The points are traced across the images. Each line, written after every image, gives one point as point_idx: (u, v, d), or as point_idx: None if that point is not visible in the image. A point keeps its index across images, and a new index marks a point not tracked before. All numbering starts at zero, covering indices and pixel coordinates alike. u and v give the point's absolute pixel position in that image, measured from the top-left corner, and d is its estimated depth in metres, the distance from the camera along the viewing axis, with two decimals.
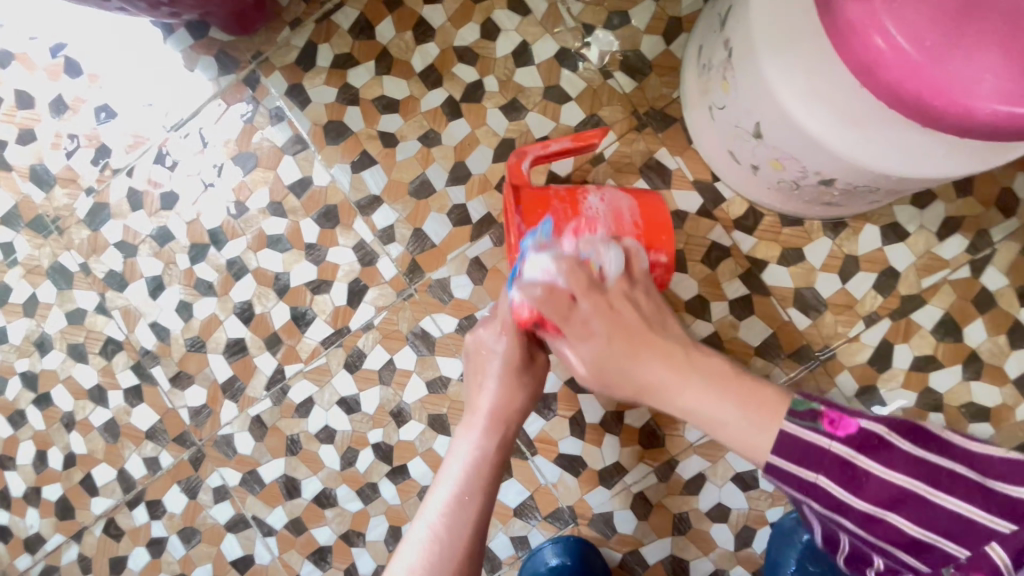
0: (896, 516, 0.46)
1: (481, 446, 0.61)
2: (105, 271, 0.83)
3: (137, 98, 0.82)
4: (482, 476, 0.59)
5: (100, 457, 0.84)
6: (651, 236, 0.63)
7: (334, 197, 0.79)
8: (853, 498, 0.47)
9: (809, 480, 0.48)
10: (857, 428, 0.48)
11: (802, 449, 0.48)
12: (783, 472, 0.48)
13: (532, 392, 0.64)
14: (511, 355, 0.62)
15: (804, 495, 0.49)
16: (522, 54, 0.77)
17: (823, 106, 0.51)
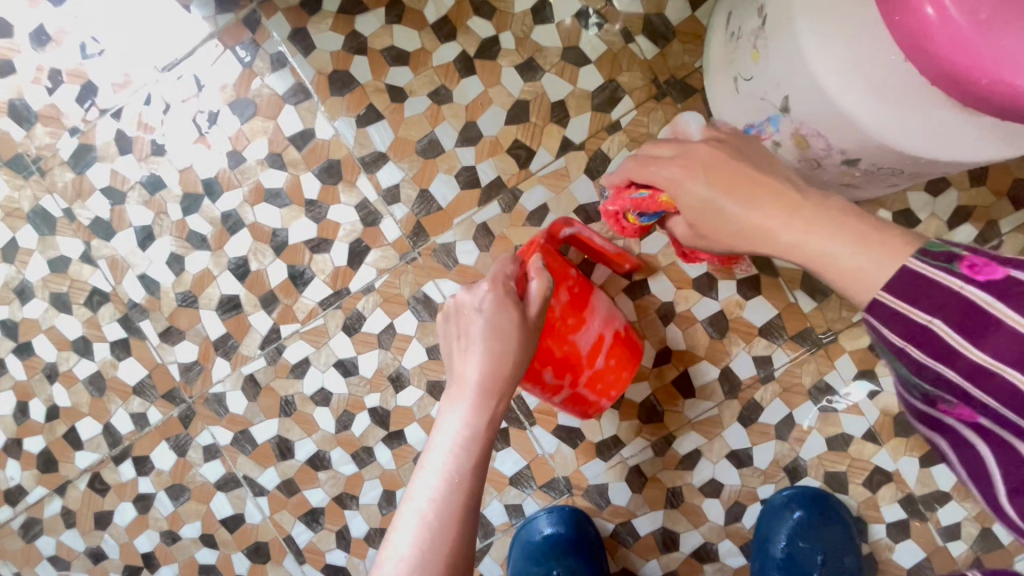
0: (1015, 374, 0.33)
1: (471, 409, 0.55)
2: (91, 218, 0.78)
3: (125, 33, 0.76)
4: (475, 442, 0.54)
5: (85, 411, 0.81)
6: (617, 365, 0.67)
7: (337, 151, 0.76)
8: (967, 348, 0.34)
9: (973, 302, 0.34)
10: (1004, 317, 0.33)
11: (923, 294, 0.35)
12: (898, 322, 0.36)
13: (529, 343, 0.57)
14: (493, 308, 0.57)
15: (938, 359, 0.36)
16: (542, 11, 0.73)
17: (856, 79, 0.49)
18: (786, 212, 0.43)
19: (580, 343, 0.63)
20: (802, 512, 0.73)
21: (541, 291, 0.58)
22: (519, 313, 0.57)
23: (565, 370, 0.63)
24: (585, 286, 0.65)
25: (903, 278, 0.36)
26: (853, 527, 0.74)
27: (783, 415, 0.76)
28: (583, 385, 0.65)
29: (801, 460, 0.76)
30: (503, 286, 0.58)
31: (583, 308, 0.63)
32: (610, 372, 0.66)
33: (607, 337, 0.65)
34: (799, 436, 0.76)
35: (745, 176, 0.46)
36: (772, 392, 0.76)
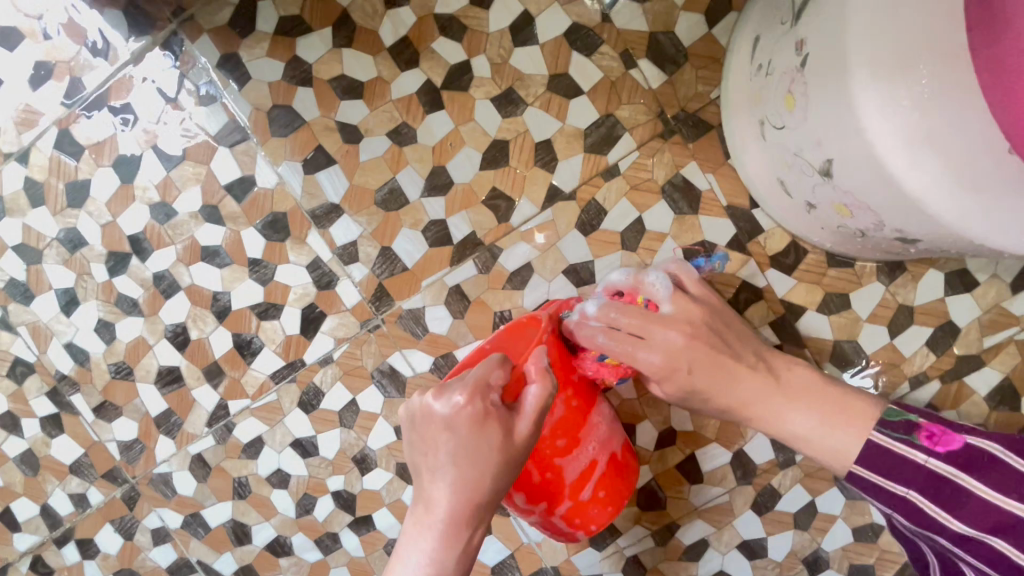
0: (997, 541, 0.43)
1: (438, 555, 0.42)
2: (5, 279, 0.68)
3: (25, 61, 0.64)
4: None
5: (20, 490, 0.73)
6: (620, 483, 0.56)
7: (282, 202, 0.64)
8: (946, 518, 0.45)
9: (937, 474, 0.46)
10: (961, 445, 0.46)
11: (891, 467, 0.47)
12: (866, 486, 0.48)
13: (514, 473, 0.44)
14: (469, 425, 0.43)
15: (893, 509, 0.48)
16: (523, 30, 0.60)
17: (931, 159, 0.37)
18: (776, 403, 0.51)
19: (566, 468, 0.54)
20: None
21: (540, 401, 0.45)
22: (504, 432, 0.43)
23: (542, 498, 0.54)
24: (587, 397, 0.56)
25: (867, 454, 0.47)
26: None
27: (804, 502, 0.66)
28: (558, 518, 0.56)
29: (822, 552, 0.67)
30: (484, 399, 0.44)
31: (579, 427, 0.54)
32: (602, 502, 0.56)
33: (601, 463, 0.55)
34: (822, 526, 0.66)
35: (712, 362, 0.52)
36: (792, 477, 0.66)
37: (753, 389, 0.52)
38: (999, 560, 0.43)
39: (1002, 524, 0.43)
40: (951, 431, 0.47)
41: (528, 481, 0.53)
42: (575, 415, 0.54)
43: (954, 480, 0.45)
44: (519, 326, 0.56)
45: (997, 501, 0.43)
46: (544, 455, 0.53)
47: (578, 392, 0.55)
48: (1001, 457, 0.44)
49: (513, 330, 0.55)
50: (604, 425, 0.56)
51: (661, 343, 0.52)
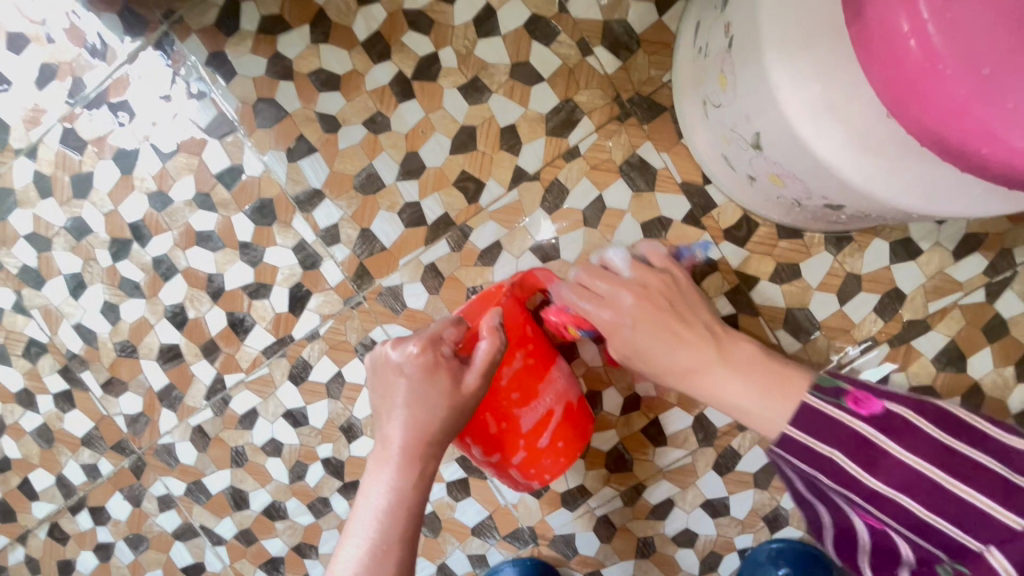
0: (908, 500, 0.45)
1: (395, 483, 0.48)
2: (19, 266, 0.74)
3: (31, 64, 0.69)
4: (401, 516, 0.47)
5: (36, 462, 0.79)
6: (571, 433, 0.62)
7: (269, 189, 0.69)
8: (863, 476, 0.46)
9: (862, 437, 0.46)
10: (880, 409, 0.47)
11: (816, 428, 0.47)
12: (794, 449, 0.48)
13: (462, 417, 0.50)
14: (422, 371, 0.49)
15: (813, 469, 0.48)
16: (486, 22, 0.64)
17: (836, 128, 0.41)
18: (718, 372, 0.53)
19: (524, 418, 0.59)
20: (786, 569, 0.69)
21: (489, 356, 0.50)
22: (453, 380, 0.49)
23: (496, 448, 0.61)
24: (543, 356, 0.60)
25: (801, 415, 0.48)
26: None
27: (763, 462, 0.70)
28: (513, 467, 0.62)
29: (781, 510, 0.71)
30: (435, 350, 0.50)
31: (536, 381, 0.59)
32: (554, 450, 0.62)
33: (556, 413, 0.61)
34: (780, 485, 0.70)
35: (658, 323, 0.56)
36: (751, 439, 0.70)
37: (696, 356, 0.54)
38: (907, 514, 0.46)
39: (918, 479, 0.44)
40: (873, 396, 0.48)
41: (486, 431, 0.59)
42: (531, 373, 0.59)
43: (875, 442, 0.46)
44: (486, 294, 0.58)
45: (909, 460, 0.45)
46: (501, 406, 0.59)
47: (534, 350, 0.59)
48: (915, 422, 0.46)
49: (482, 295, 0.58)
50: (558, 381, 0.61)
51: (611, 301, 0.57)
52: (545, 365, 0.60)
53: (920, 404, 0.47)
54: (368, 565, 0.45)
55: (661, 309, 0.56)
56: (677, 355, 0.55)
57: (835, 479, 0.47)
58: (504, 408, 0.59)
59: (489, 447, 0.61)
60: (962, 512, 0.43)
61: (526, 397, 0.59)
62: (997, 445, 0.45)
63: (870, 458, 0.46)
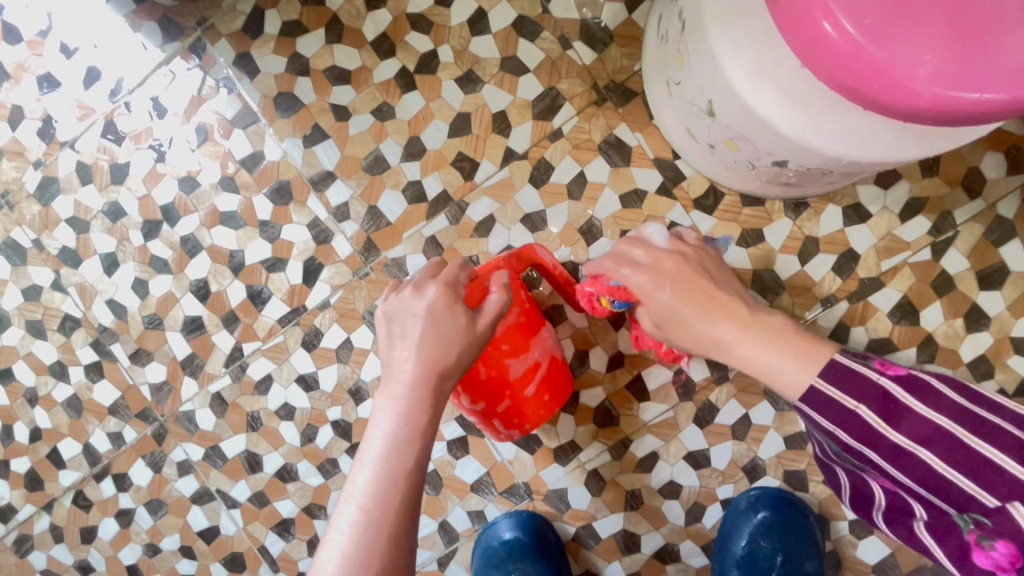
0: (925, 452, 0.51)
1: (410, 415, 0.54)
2: (59, 247, 0.81)
3: (79, 67, 0.79)
4: (414, 444, 0.53)
5: (65, 431, 0.85)
6: (551, 389, 0.68)
7: (287, 172, 0.77)
8: (886, 430, 0.52)
9: (888, 393, 0.53)
10: (904, 373, 0.54)
11: (850, 383, 0.52)
12: (822, 402, 0.53)
13: (470, 354, 0.57)
14: (439, 312, 0.56)
15: (836, 426, 0.53)
16: (478, 23, 0.73)
17: (768, 85, 0.49)
18: (744, 347, 0.55)
19: (513, 368, 0.64)
20: (766, 512, 0.73)
21: (498, 307, 0.58)
22: (466, 321, 0.57)
23: (483, 396, 0.65)
24: (532, 312, 0.66)
25: (830, 369, 0.53)
26: (815, 528, 0.74)
27: (739, 415, 0.76)
28: (498, 415, 0.67)
29: (759, 460, 0.76)
30: (453, 294, 0.57)
31: (528, 337, 0.65)
32: (538, 401, 0.68)
33: (543, 365, 0.67)
34: (756, 436, 0.76)
35: (694, 286, 0.57)
36: (727, 393, 0.75)
37: (719, 330, 0.56)
38: (916, 465, 0.51)
39: (941, 429, 0.50)
40: (900, 365, 0.55)
41: (476, 378, 0.63)
42: (524, 331, 0.64)
43: (902, 399, 0.52)
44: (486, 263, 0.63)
45: (932, 416, 0.51)
46: (492, 356, 0.63)
47: (526, 307, 0.65)
48: (938, 387, 0.53)
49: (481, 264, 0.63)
50: (545, 342, 0.67)
51: (651, 265, 0.58)
52: (535, 326, 0.66)
53: (950, 380, 0.54)
54: (383, 484, 0.51)
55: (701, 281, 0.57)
56: (710, 322, 0.56)
57: (860, 435, 0.53)
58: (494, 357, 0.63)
59: (477, 395, 0.65)
60: (969, 462, 0.49)
61: (517, 350, 0.64)
62: (1013, 414, 0.50)
63: (890, 411, 0.52)
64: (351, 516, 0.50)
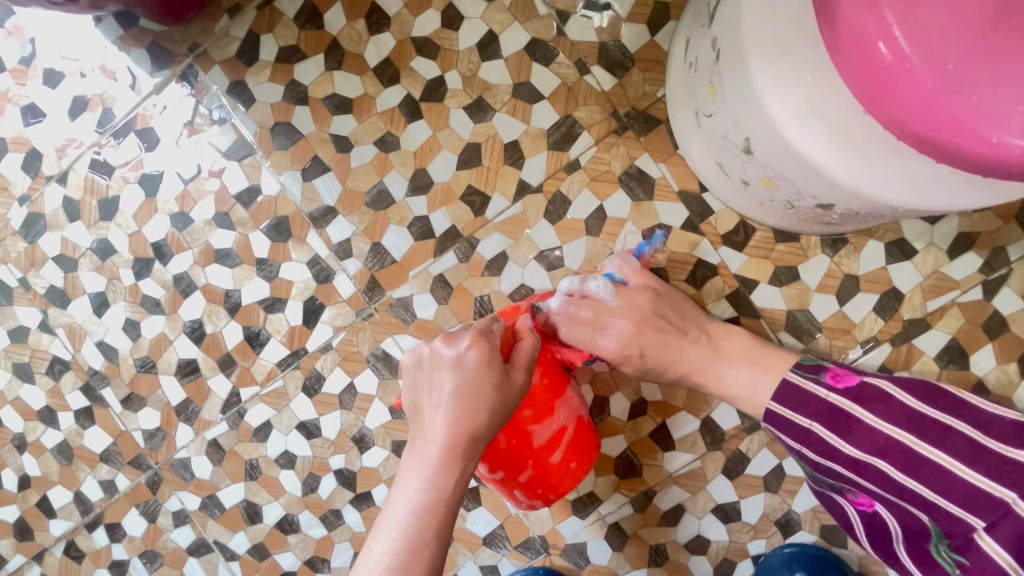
0: (881, 463, 0.54)
1: (435, 481, 0.48)
2: (46, 286, 0.77)
3: (65, 96, 0.74)
4: (437, 515, 0.47)
5: (55, 479, 0.80)
6: (578, 455, 0.63)
7: (285, 207, 0.72)
8: (840, 444, 0.56)
9: (839, 408, 0.56)
10: (856, 382, 0.57)
11: (799, 402, 0.57)
12: (780, 423, 0.58)
13: (507, 412, 0.51)
14: (472, 367, 0.50)
15: (801, 445, 0.58)
16: (488, 46, 0.68)
17: (819, 128, 0.44)
18: (717, 366, 0.61)
19: (536, 435, 0.61)
20: (802, 573, 0.67)
21: (531, 355, 0.53)
22: (501, 379, 0.50)
23: (503, 465, 0.61)
24: (558, 375, 0.62)
25: (783, 390, 0.58)
26: None
27: (772, 465, 0.70)
28: (519, 485, 0.63)
29: (793, 514, 0.70)
30: (489, 343, 0.51)
31: (551, 400, 0.61)
32: (563, 469, 0.63)
33: (569, 429, 0.62)
34: (791, 488, 0.70)
35: (660, 339, 0.62)
36: (759, 442, 0.70)
37: (696, 356, 0.61)
38: (879, 475, 0.55)
39: (890, 441, 0.54)
40: (851, 372, 0.57)
41: (496, 447, 0.60)
42: (548, 394, 0.61)
43: (852, 412, 0.56)
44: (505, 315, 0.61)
45: (882, 428, 0.54)
46: (514, 424, 0.60)
47: (550, 371, 0.61)
48: (889, 393, 0.55)
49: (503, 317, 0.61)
50: (572, 404, 0.62)
51: (622, 309, 0.62)
52: (560, 387, 0.61)
53: (908, 384, 0.56)
54: (401, 560, 0.45)
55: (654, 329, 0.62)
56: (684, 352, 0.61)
57: (821, 450, 0.57)
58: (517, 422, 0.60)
59: (498, 463, 0.61)
60: (925, 472, 0.53)
61: (541, 415, 0.60)
62: (972, 412, 0.54)
63: (848, 425, 0.56)
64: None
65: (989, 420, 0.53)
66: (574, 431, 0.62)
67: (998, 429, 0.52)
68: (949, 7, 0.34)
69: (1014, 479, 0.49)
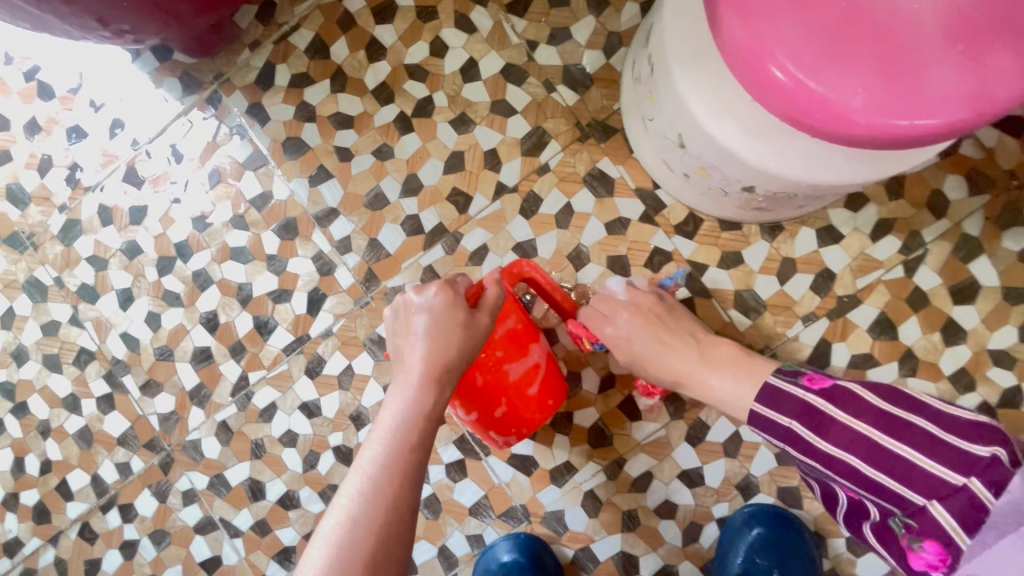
0: (853, 458, 0.56)
1: (416, 398, 0.57)
2: (78, 284, 0.86)
3: (105, 118, 0.86)
4: (417, 423, 0.56)
5: (75, 463, 0.87)
6: (548, 392, 0.70)
7: (293, 210, 0.82)
8: (817, 440, 0.58)
9: (811, 406, 0.58)
10: (830, 384, 0.59)
11: (776, 401, 0.60)
12: (762, 422, 0.61)
13: (474, 347, 0.60)
14: (440, 309, 0.60)
15: (779, 442, 0.61)
16: (470, 71, 0.80)
17: (729, 118, 0.54)
18: (701, 373, 0.66)
19: (510, 372, 0.68)
20: (761, 528, 0.74)
21: (495, 300, 0.62)
22: (466, 319, 0.60)
23: (477, 405, 0.69)
24: (530, 323, 0.69)
25: (763, 393, 0.61)
26: (810, 543, 0.75)
27: (730, 433, 0.77)
28: (495, 424, 0.70)
29: (752, 477, 0.77)
30: (453, 290, 0.61)
31: (523, 343, 0.68)
32: (535, 404, 0.70)
33: (542, 367, 0.69)
34: (748, 453, 0.77)
35: (652, 334, 0.68)
36: (717, 411, 0.77)
37: (682, 362, 0.67)
38: (849, 469, 0.56)
39: (859, 437, 0.56)
40: (826, 376, 0.60)
41: (472, 385, 0.68)
42: (518, 337, 0.68)
43: (824, 410, 0.58)
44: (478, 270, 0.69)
45: (853, 425, 0.56)
46: (488, 363, 0.68)
47: (525, 319, 0.68)
48: (859, 393, 0.58)
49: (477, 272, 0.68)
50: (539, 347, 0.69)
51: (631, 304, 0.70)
52: (529, 331, 0.69)
53: (876, 386, 0.58)
54: (387, 459, 0.54)
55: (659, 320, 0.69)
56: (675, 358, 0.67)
57: (801, 446, 0.59)
58: (488, 362, 0.68)
59: (472, 398, 0.68)
60: (896, 465, 0.54)
61: (512, 355, 0.68)
62: (932, 411, 0.55)
63: (821, 419, 0.58)
64: (354, 487, 0.53)
65: (948, 417, 0.54)
66: (543, 368, 0.69)
67: (957, 424, 0.53)
68: (802, 17, 0.45)
69: (969, 466, 0.50)
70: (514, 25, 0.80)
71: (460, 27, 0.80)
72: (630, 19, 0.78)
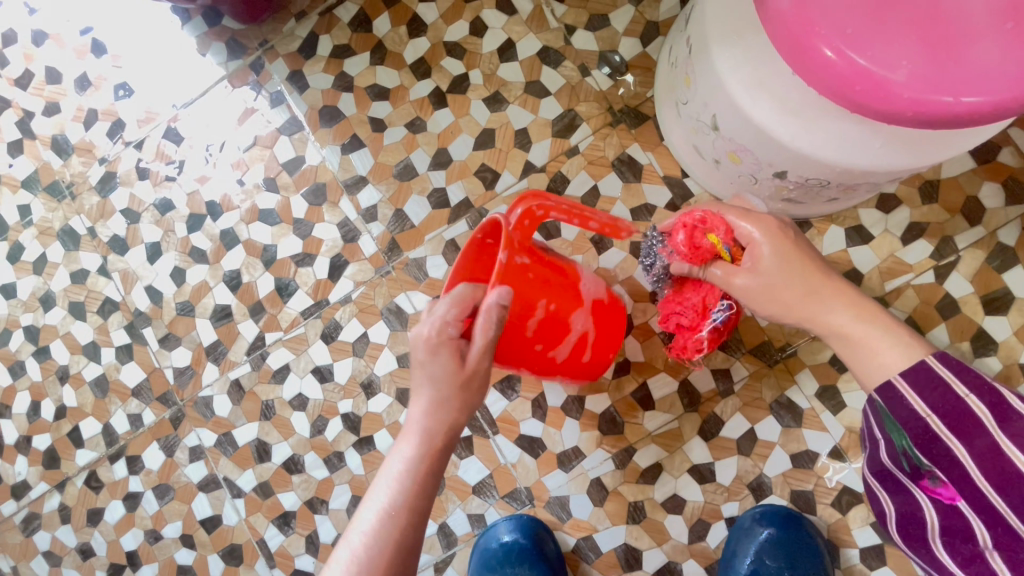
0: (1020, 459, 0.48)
1: (415, 458, 0.53)
2: (110, 235, 0.88)
3: (151, 77, 0.89)
4: (415, 488, 0.53)
5: (89, 411, 0.88)
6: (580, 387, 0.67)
7: (324, 176, 0.84)
8: (992, 427, 0.49)
9: (999, 398, 0.49)
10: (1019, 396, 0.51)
11: (958, 372, 0.50)
12: (925, 381, 0.50)
13: (471, 392, 0.53)
14: (430, 355, 0.52)
15: (930, 411, 0.51)
16: (507, 51, 0.82)
17: (764, 96, 0.54)
18: (845, 319, 0.53)
19: None
20: (770, 529, 0.71)
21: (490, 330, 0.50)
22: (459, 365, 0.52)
23: None
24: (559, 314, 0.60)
25: (944, 358, 0.51)
26: (824, 550, 0.72)
27: (744, 430, 0.76)
28: None
29: (765, 477, 0.75)
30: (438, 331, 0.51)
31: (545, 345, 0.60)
32: None
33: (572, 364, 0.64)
34: (762, 452, 0.75)
35: (802, 263, 0.53)
36: (732, 406, 0.76)
37: (833, 307, 0.53)
38: (1004, 469, 0.48)
39: None
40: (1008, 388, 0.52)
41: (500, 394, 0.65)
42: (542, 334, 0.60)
43: (1013, 403, 0.49)
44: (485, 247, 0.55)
45: None
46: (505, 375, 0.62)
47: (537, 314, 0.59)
48: None
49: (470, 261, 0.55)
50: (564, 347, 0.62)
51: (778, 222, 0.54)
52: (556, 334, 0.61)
53: None
54: (384, 524, 0.51)
55: (801, 250, 0.53)
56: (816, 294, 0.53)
57: (951, 422, 0.50)
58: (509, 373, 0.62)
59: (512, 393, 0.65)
60: None
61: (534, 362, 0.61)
62: None
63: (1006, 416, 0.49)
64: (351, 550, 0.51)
65: None
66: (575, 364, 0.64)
67: None
68: None
69: None
70: (553, 9, 0.81)
71: (501, 8, 0.82)
72: (669, 10, 0.79)
